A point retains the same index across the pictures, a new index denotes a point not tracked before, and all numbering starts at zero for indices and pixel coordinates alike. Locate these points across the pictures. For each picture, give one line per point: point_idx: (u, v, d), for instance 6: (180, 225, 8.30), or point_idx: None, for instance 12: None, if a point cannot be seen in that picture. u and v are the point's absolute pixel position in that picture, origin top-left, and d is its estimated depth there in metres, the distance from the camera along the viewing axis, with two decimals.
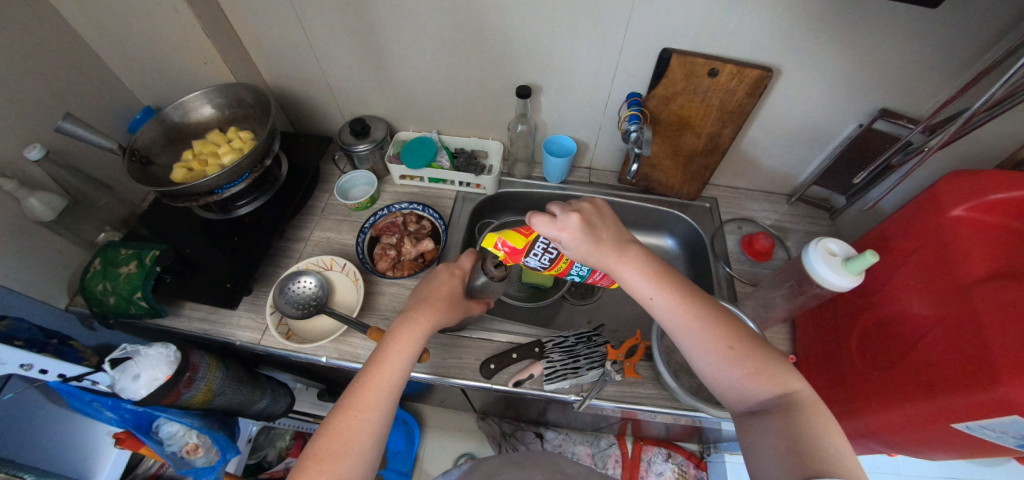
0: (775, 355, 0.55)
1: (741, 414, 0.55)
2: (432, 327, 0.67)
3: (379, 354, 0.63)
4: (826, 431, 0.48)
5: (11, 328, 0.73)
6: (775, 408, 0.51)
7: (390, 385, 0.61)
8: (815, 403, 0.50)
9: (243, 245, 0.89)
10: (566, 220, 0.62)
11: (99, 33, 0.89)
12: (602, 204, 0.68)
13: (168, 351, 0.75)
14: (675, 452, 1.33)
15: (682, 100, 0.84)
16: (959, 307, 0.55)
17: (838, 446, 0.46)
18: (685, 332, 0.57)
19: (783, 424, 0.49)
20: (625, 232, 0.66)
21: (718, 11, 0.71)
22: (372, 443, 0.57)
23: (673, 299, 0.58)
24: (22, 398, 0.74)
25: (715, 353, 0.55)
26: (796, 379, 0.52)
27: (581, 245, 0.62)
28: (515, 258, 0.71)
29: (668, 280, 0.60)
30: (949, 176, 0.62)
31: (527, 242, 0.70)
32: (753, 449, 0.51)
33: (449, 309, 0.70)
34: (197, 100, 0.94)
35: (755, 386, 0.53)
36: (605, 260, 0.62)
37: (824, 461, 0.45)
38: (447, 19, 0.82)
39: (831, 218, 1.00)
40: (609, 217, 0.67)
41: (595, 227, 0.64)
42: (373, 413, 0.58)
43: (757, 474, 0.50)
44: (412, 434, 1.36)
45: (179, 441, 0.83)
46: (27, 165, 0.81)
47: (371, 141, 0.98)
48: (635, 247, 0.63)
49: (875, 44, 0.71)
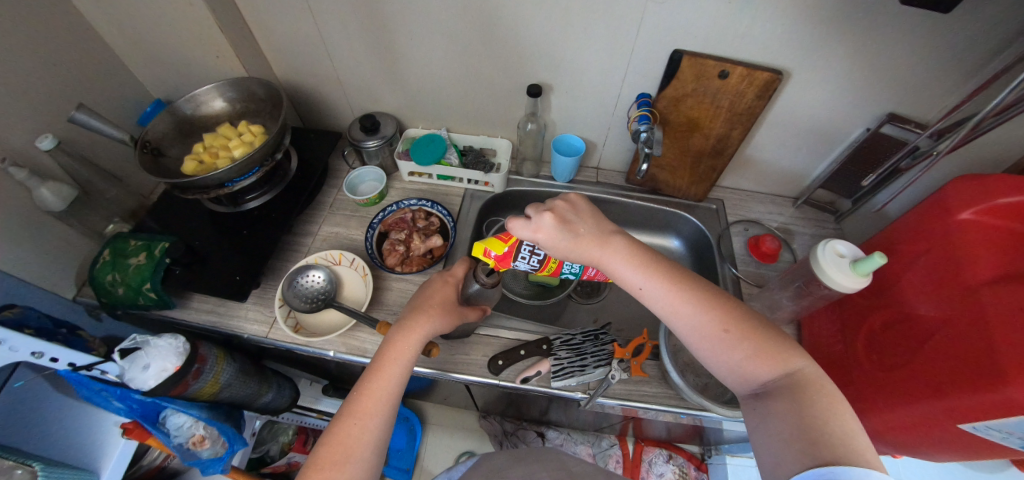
0: (781, 334, 0.55)
1: (745, 397, 0.56)
2: (428, 334, 0.67)
3: (377, 363, 0.64)
4: (835, 415, 0.47)
5: (21, 316, 0.73)
6: (779, 390, 0.51)
7: (389, 392, 0.62)
8: (818, 382, 0.50)
9: (252, 238, 0.89)
10: (539, 222, 0.63)
11: (112, 25, 0.90)
12: (578, 198, 0.68)
13: (178, 342, 0.75)
14: (676, 454, 1.33)
15: (692, 102, 0.85)
16: (967, 310, 0.55)
17: (849, 429, 0.46)
18: (678, 318, 0.57)
19: (790, 408, 0.49)
20: (607, 222, 0.66)
21: (730, 12, 0.72)
22: (373, 449, 0.59)
23: (662, 287, 0.58)
24: (30, 386, 0.74)
25: (710, 338, 0.55)
26: (799, 358, 0.53)
27: (559, 243, 0.64)
28: (501, 264, 0.70)
29: (655, 267, 0.60)
30: (956, 180, 0.63)
31: (506, 249, 0.68)
32: (760, 432, 0.52)
33: (444, 313, 0.69)
34: (209, 94, 0.94)
35: (756, 368, 0.53)
36: (588, 254, 0.63)
37: (836, 451, 0.44)
38: (461, 17, 0.82)
39: (836, 221, 1.00)
40: (588, 210, 0.67)
41: (571, 224, 0.64)
42: (372, 420, 0.59)
43: (763, 465, 0.50)
44: (413, 431, 1.38)
45: (185, 432, 0.83)
46: (39, 155, 0.81)
47: (381, 137, 0.98)
48: (618, 237, 0.63)
49: (885, 48, 0.71)
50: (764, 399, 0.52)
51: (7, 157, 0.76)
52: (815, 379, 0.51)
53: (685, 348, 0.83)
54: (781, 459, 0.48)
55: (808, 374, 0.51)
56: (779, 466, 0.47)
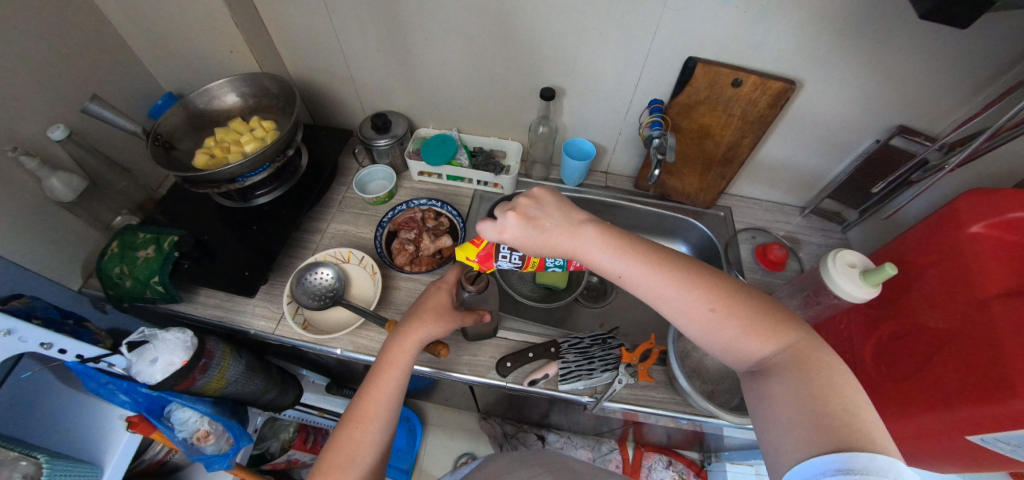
0: (775, 307, 0.53)
1: (744, 375, 0.53)
2: (423, 338, 0.66)
3: (376, 369, 0.64)
4: (836, 392, 0.45)
5: (28, 306, 0.72)
6: (778, 366, 0.49)
7: (388, 397, 0.62)
8: (819, 358, 0.48)
9: (261, 234, 0.89)
10: (504, 222, 0.60)
11: (125, 17, 0.90)
12: (543, 191, 0.65)
13: (185, 337, 0.75)
14: (676, 460, 1.33)
15: (704, 109, 0.85)
16: (979, 321, 0.56)
17: (854, 403, 0.44)
18: (664, 301, 0.55)
19: (785, 388, 0.47)
20: (575, 212, 0.63)
21: (747, 20, 0.72)
22: (377, 453, 0.60)
23: (642, 268, 0.56)
24: (35, 377, 0.74)
25: (698, 318, 0.53)
26: (792, 330, 0.51)
27: (528, 241, 0.61)
28: (485, 266, 0.67)
29: (634, 251, 0.58)
30: (970, 192, 0.62)
31: (482, 251, 0.65)
32: (761, 417, 0.49)
33: (439, 317, 0.68)
34: (222, 88, 0.94)
35: (748, 344, 0.51)
36: (560, 247, 0.61)
37: (846, 432, 0.41)
38: (477, 18, 0.83)
39: (842, 231, 1.01)
40: (554, 204, 0.64)
41: (536, 220, 0.62)
42: (372, 424, 0.60)
43: (767, 456, 0.47)
44: (414, 431, 1.38)
45: (190, 427, 0.82)
46: (50, 144, 0.81)
47: (391, 136, 0.98)
48: (589, 226, 0.61)
49: (897, 61, 0.72)
50: (761, 378, 0.50)
51: (18, 145, 0.75)
52: (812, 353, 0.49)
53: (692, 353, 0.83)
54: (780, 445, 0.45)
55: (803, 347, 0.49)
56: (780, 451, 0.45)
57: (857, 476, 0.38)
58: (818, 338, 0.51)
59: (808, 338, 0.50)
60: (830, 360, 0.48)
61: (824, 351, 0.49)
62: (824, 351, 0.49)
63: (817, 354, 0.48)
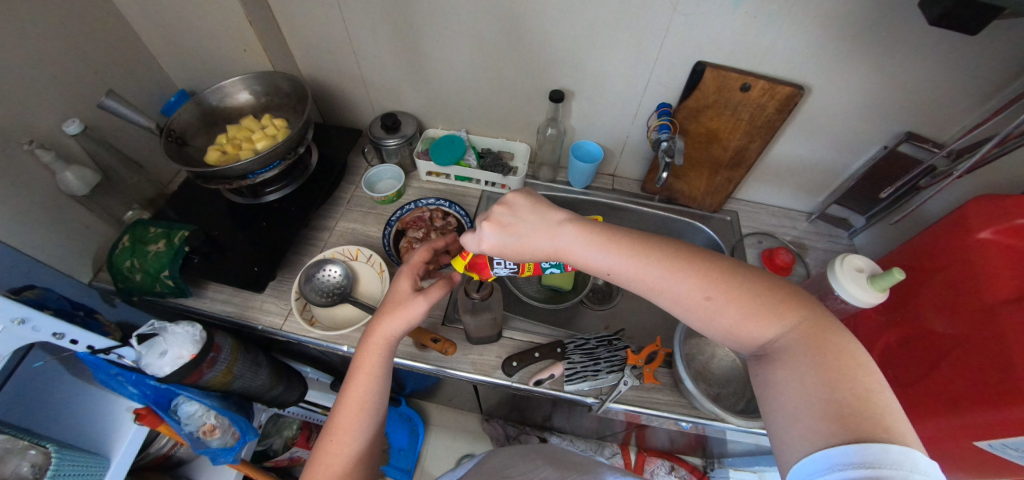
0: (777, 289, 0.52)
1: (751, 359, 0.54)
2: (383, 339, 0.61)
3: (348, 378, 0.62)
4: (847, 376, 0.45)
5: (41, 296, 0.72)
6: (781, 350, 0.49)
7: (361, 405, 0.60)
8: (827, 341, 0.48)
9: (270, 231, 0.89)
10: (480, 233, 0.61)
11: (143, 16, 0.92)
12: (515, 196, 0.64)
13: (194, 330, 0.76)
14: (678, 465, 1.32)
15: (712, 113, 0.86)
16: (989, 323, 0.55)
17: (867, 386, 0.44)
18: (658, 293, 0.55)
19: (790, 375, 0.47)
20: (555, 211, 0.63)
21: (755, 25, 0.73)
22: (359, 456, 0.60)
23: (633, 263, 0.57)
24: (46, 368, 0.75)
25: (695, 308, 0.53)
26: (795, 311, 0.51)
27: (506, 249, 0.61)
28: (484, 273, 0.68)
29: (625, 248, 0.58)
30: (978, 199, 0.61)
31: (476, 260, 0.66)
32: (769, 405, 0.49)
33: (395, 309, 0.62)
34: (235, 86, 0.96)
35: (749, 329, 0.51)
36: (542, 249, 0.61)
37: (860, 422, 0.41)
38: (488, 20, 0.84)
39: (849, 238, 1.01)
40: (528, 207, 0.64)
41: (512, 226, 0.62)
42: (349, 434, 0.60)
43: (776, 448, 0.47)
44: (416, 432, 1.36)
45: (196, 421, 0.83)
46: (65, 138, 0.82)
47: (401, 136, 1.00)
48: (571, 226, 0.61)
49: (906, 69, 0.73)
50: (765, 362, 0.51)
51: (34, 138, 0.77)
52: (817, 333, 0.48)
53: (698, 356, 0.84)
54: (788, 436, 0.45)
55: (805, 330, 0.49)
56: (789, 444, 0.45)
57: (868, 470, 0.38)
58: (823, 316, 0.50)
59: (811, 318, 0.50)
60: (839, 341, 0.47)
61: (832, 331, 0.49)
62: (836, 331, 0.49)
63: (820, 335, 0.48)
